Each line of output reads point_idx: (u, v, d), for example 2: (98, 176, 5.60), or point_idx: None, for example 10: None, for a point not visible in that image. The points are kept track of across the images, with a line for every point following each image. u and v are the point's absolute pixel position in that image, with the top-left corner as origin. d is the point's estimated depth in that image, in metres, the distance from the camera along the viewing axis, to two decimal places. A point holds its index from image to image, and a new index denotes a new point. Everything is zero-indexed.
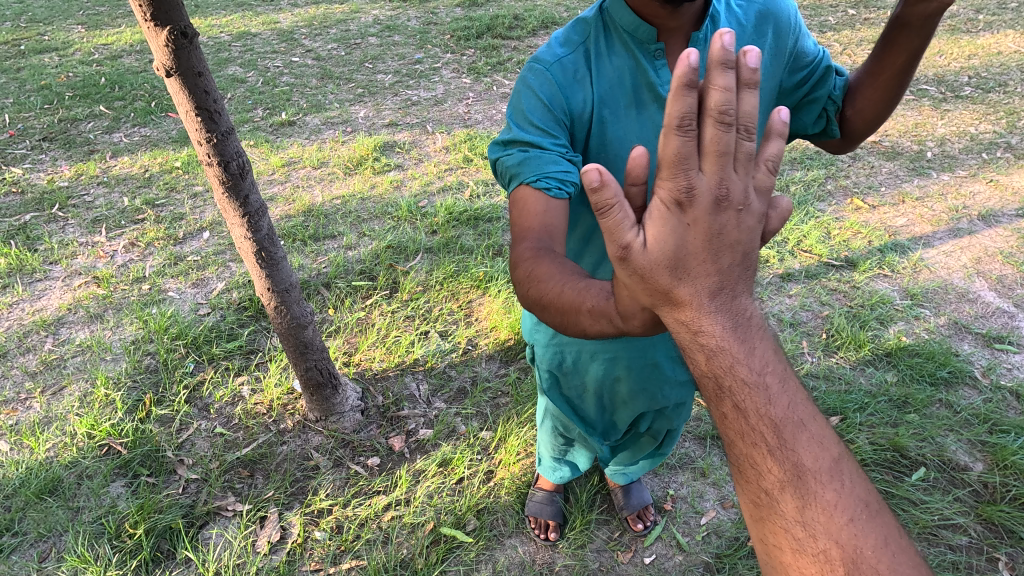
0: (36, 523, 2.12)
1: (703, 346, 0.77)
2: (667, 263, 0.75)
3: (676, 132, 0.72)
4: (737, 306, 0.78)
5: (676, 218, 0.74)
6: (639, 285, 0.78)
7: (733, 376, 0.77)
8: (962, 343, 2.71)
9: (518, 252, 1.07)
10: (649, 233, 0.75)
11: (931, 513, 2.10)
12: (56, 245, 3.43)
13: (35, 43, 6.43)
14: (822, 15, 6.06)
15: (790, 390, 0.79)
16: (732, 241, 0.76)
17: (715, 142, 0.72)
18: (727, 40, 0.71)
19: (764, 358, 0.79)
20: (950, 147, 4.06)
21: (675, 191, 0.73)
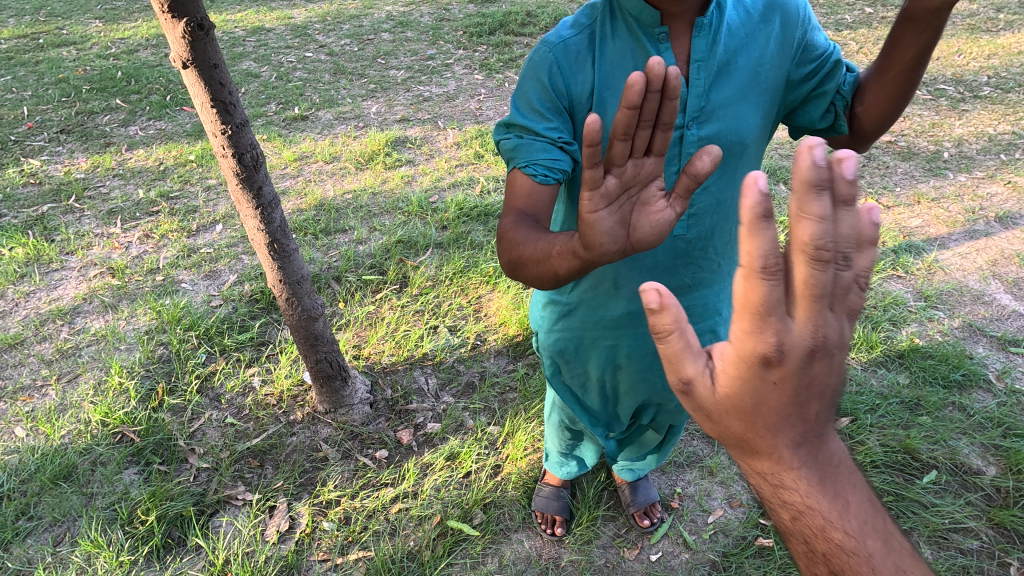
0: (50, 507, 2.15)
1: (790, 505, 0.74)
2: (741, 411, 0.71)
3: (762, 273, 0.65)
4: (825, 457, 0.73)
5: (760, 374, 0.69)
6: (712, 425, 0.76)
7: (826, 541, 0.73)
8: (977, 346, 2.68)
9: (502, 225, 1.15)
10: (723, 375, 0.71)
11: (941, 516, 2.08)
12: (72, 236, 3.47)
13: (54, 37, 6.51)
14: (838, 14, 5.99)
15: (895, 554, 0.73)
16: (820, 390, 0.71)
17: (807, 281, 0.66)
18: (818, 153, 0.62)
19: (863, 517, 0.73)
20: (967, 148, 4.00)
21: (764, 347, 0.67)
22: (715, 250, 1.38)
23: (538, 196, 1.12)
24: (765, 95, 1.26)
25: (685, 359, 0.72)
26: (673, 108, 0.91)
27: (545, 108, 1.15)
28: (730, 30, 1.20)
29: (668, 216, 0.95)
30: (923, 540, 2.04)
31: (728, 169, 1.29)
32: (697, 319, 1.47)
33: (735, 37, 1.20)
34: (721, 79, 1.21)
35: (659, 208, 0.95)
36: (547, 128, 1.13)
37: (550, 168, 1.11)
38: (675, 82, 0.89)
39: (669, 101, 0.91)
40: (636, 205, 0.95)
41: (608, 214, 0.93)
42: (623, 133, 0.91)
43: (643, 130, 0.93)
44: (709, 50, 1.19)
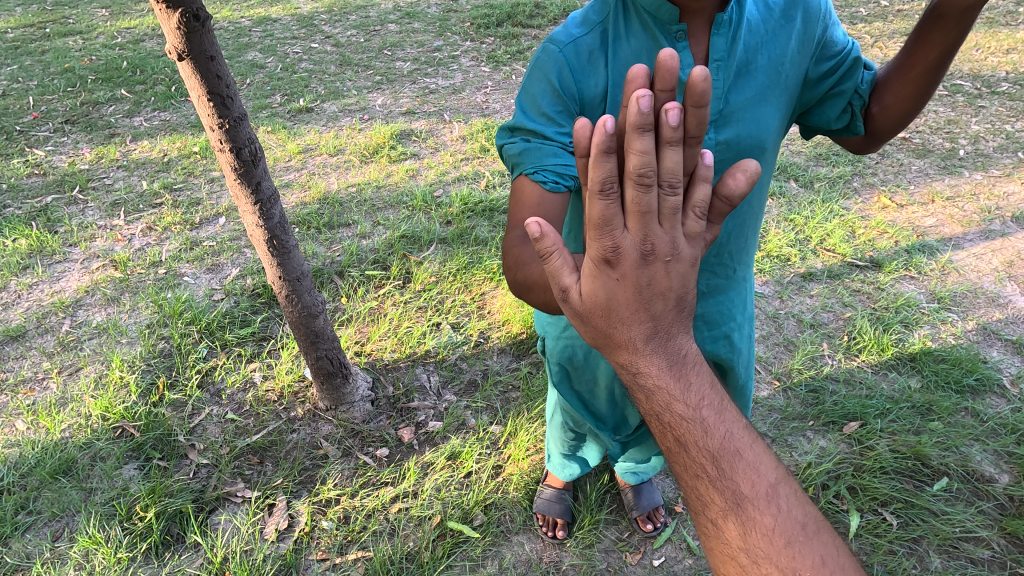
0: (50, 502, 2.15)
1: (643, 387, 0.79)
2: (602, 318, 0.75)
3: (599, 195, 0.68)
4: (674, 347, 0.78)
5: (605, 274, 0.72)
6: (581, 325, 0.78)
7: (672, 414, 0.80)
8: (991, 350, 2.62)
9: (509, 239, 1.05)
10: (584, 284, 0.74)
11: (952, 525, 2.04)
12: (76, 227, 3.46)
13: (60, 26, 6.49)
14: (852, 7, 5.86)
15: (728, 424, 0.82)
16: (663, 291, 0.73)
17: (641, 205, 0.68)
18: (645, 101, 0.64)
19: (702, 393, 0.80)
20: (984, 145, 3.91)
21: (601, 250, 0.70)
22: (729, 254, 1.35)
23: (548, 205, 1.05)
24: (785, 96, 1.21)
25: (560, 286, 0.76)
26: None
27: (554, 111, 1.09)
28: (751, 27, 1.14)
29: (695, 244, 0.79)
30: (932, 548, 2.00)
31: None
32: (711, 326, 1.43)
33: (756, 34, 1.15)
34: (740, 80, 1.16)
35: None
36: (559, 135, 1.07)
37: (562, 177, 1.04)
38: (701, 86, 0.69)
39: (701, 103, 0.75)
40: None
41: None
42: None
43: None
44: (729, 49, 1.13)
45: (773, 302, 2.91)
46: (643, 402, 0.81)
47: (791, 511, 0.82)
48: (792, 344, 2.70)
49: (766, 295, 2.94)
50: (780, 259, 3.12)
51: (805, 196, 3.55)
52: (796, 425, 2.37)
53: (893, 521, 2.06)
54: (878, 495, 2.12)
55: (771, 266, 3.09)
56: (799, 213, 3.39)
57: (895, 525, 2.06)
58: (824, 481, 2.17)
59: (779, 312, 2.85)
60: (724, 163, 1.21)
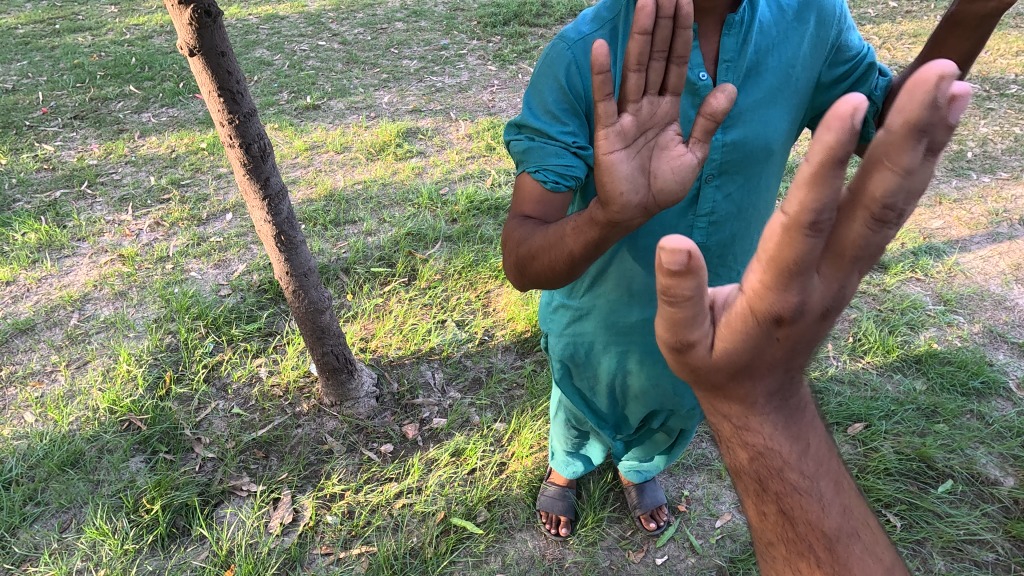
0: (58, 494, 2.17)
1: (750, 445, 0.79)
2: (738, 370, 0.74)
3: (807, 233, 0.63)
4: (791, 409, 0.79)
5: (767, 327, 0.70)
6: (699, 382, 0.78)
7: (782, 480, 0.79)
8: (997, 352, 2.61)
9: (510, 225, 1.15)
10: (728, 334, 0.72)
11: (956, 527, 2.04)
12: (84, 222, 3.48)
13: (69, 23, 6.53)
14: (861, 7, 5.84)
15: (841, 496, 0.79)
16: (810, 347, 0.74)
17: (857, 241, 0.66)
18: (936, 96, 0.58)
19: (817, 461, 0.79)
20: (992, 147, 3.89)
21: (778, 299, 0.68)
22: (734, 256, 1.35)
23: (549, 201, 1.11)
24: (794, 98, 1.21)
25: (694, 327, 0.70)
26: (686, 38, 0.92)
27: (560, 108, 1.10)
28: (763, 28, 1.14)
29: (690, 160, 0.91)
30: (936, 550, 1.99)
31: (752, 175, 1.24)
32: None
33: (768, 35, 1.15)
34: (750, 80, 1.16)
35: (680, 151, 0.91)
36: (564, 132, 1.09)
37: (563, 171, 1.08)
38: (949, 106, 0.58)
39: (681, 31, 0.92)
40: (654, 151, 0.91)
41: (626, 156, 0.89)
42: (637, 63, 0.91)
43: (657, 62, 0.92)
44: (739, 50, 1.14)
45: None
46: (745, 462, 0.81)
47: None
48: None
49: None
50: None
51: None
52: None
53: (897, 523, 2.06)
54: (882, 496, 2.12)
55: None
56: None
57: (898, 527, 2.05)
58: None
59: None
60: (731, 164, 1.21)
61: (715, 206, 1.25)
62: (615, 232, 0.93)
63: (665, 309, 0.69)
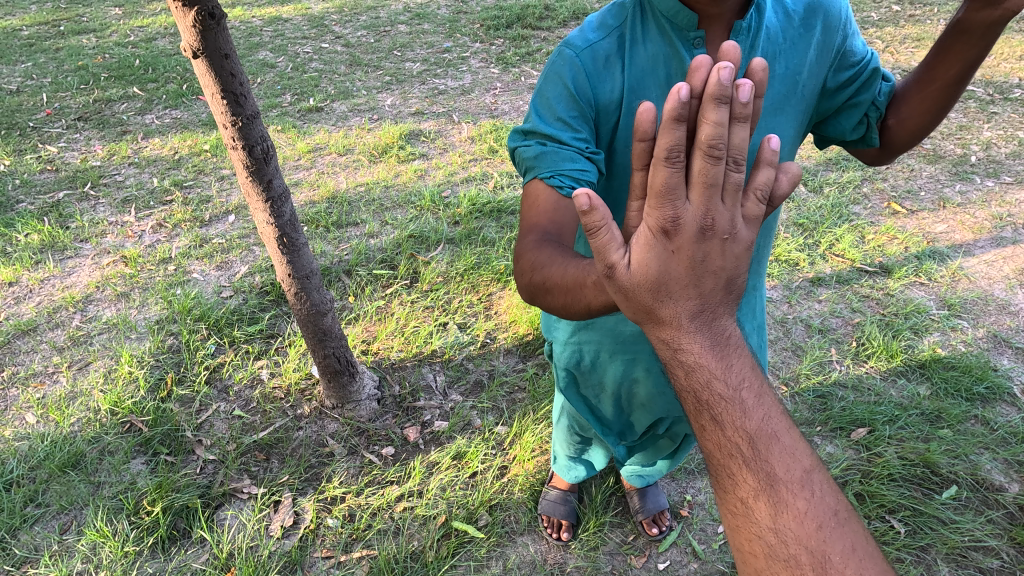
0: (58, 495, 2.16)
1: (682, 362, 0.77)
2: (653, 290, 0.74)
3: (664, 163, 0.69)
4: (718, 328, 0.76)
5: (660, 244, 0.72)
6: (623, 301, 0.77)
7: (710, 390, 0.77)
8: (1001, 357, 2.60)
9: (523, 244, 1.06)
10: (636, 255, 0.73)
11: (961, 534, 2.02)
12: (87, 223, 3.49)
13: (74, 24, 6.56)
14: (864, 11, 5.84)
15: (766, 407, 0.78)
16: (716, 269, 0.73)
17: (702, 172, 0.69)
18: (727, 73, 0.67)
19: (742, 373, 0.78)
20: (995, 152, 3.88)
21: (660, 219, 0.71)
22: None
23: (563, 212, 1.05)
24: (801, 105, 1.21)
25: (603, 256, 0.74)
26: None
27: (572, 114, 1.09)
28: (769, 35, 1.14)
29: None
30: (940, 557, 1.98)
31: None
32: None
33: (774, 42, 1.15)
34: None
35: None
36: (577, 139, 1.08)
37: (579, 178, 1.05)
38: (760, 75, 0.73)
39: None
40: None
41: None
42: None
43: None
44: (746, 57, 1.14)
45: (781, 306, 2.90)
46: (682, 379, 0.78)
47: (830, 502, 0.77)
48: (800, 349, 2.69)
49: (775, 300, 2.93)
50: (788, 263, 3.11)
51: (814, 201, 3.53)
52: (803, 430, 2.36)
53: (901, 529, 2.05)
54: (886, 502, 2.11)
55: (779, 270, 3.08)
56: (808, 218, 3.38)
57: (903, 533, 2.04)
58: None
59: (788, 317, 2.84)
60: None
61: None
62: None
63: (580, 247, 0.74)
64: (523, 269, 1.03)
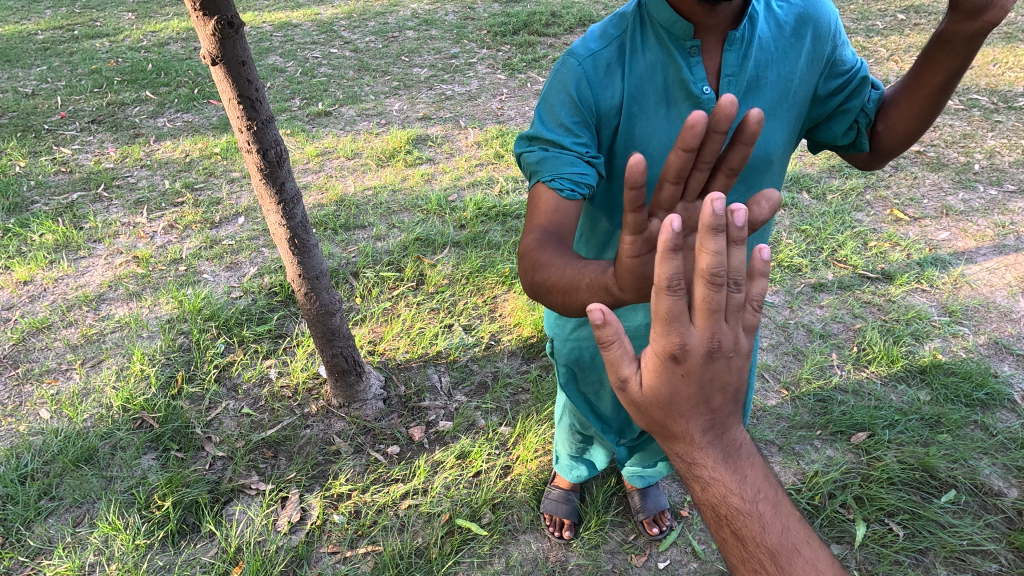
0: (71, 489, 2.21)
1: (698, 477, 0.86)
2: (662, 407, 0.81)
3: (667, 291, 0.72)
4: (728, 440, 0.86)
5: (670, 369, 0.78)
6: (637, 413, 0.85)
7: (729, 507, 0.86)
8: (1002, 364, 2.62)
9: (526, 242, 1.11)
10: (646, 377, 0.80)
11: (959, 537, 2.04)
12: (100, 224, 3.56)
13: (88, 29, 6.68)
14: (869, 19, 5.87)
15: (781, 517, 0.89)
16: (722, 385, 0.80)
17: (706, 298, 0.74)
18: (718, 205, 0.69)
19: (756, 486, 0.88)
20: (999, 160, 3.90)
21: (668, 347, 0.76)
22: None
23: (564, 214, 1.09)
24: (793, 111, 1.25)
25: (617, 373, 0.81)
26: (741, 153, 0.91)
27: (572, 120, 1.13)
28: (762, 45, 1.18)
29: None
30: (939, 560, 2.00)
31: (753, 185, 1.28)
32: None
33: (767, 51, 1.19)
34: (751, 95, 1.20)
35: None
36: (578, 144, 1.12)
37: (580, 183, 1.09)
38: (753, 126, 0.89)
39: (738, 147, 0.91)
40: None
41: None
42: (675, 175, 0.88)
43: (700, 171, 0.90)
44: (739, 65, 1.18)
45: (783, 311, 2.92)
46: (698, 492, 0.88)
47: None
48: (802, 354, 2.71)
49: (777, 305, 2.96)
50: (790, 269, 3.14)
51: (816, 207, 3.56)
52: (803, 434, 2.39)
53: (900, 532, 2.07)
54: (885, 505, 2.13)
55: (781, 276, 3.11)
56: (810, 224, 3.41)
57: (901, 536, 2.06)
58: (830, 490, 2.18)
59: (789, 322, 2.87)
60: None
61: None
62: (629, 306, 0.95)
63: None
64: (525, 265, 1.09)
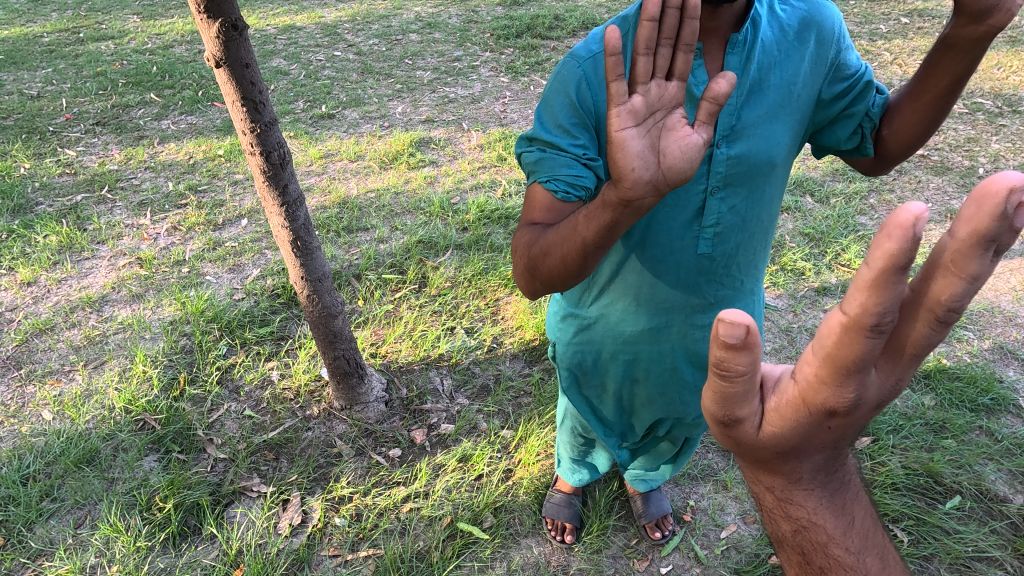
0: (73, 490, 2.21)
1: (794, 518, 0.74)
2: (785, 448, 0.68)
3: (873, 331, 0.58)
4: (841, 486, 0.73)
5: (822, 416, 0.65)
6: (743, 454, 0.72)
7: (827, 560, 0.73)
8: (1007, 369, 2.60)
9: (522, 230, 1.17)
10: (780, 415, 0.67)
11: (964, 544, 2.03)
12: (103, 225, 3.57)
13: (93, 31, 6.72)
14: (872, 23, 5.86)
15: None
16: (869, 432, 0.69)
17: (920, 343, 0.61)
18: (1001, 216, 0.54)
19: (867, 539, 0.74)
20: (1004, 164, 3.89)
21: (839, 401, 0.63)
22: (738, 267, 1.37)
23: (559, 211, 1.12)
24: (797, 114, 1.24)
25: (743, 404, 0.66)
26: (692, 28, 0.94)
27: (571, 120, 1.13)
28: (765, 48, 1.18)
29: (697, 141, 0.91)
30: (943, 567, 1.99)
31: (756, 188, 1.27)
32: None
33: (770, 54, 1.18)
34: (753, 97, 1.19)
35: (686, 133, 0.92)
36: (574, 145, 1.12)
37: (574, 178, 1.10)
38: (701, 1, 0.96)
39: (689, 21, 0.94)
40: (664, 131, 0.92)
41: (637, 133, 0.90)
42: (646, 48, 0.93)
43: (664, 48, 0.94)
44: (742, 68, 1.17)
45: (787, 315, 2.91)
46: (787, 533, 0.76)
47: None
48: None
49: (780, 309, 2.95)
50: (793, 273, 3.13)
51: (820, 211, 3.55)
52: None
53: (904, 538, 2.05)
54: (890, 511, 2.11)
55: (785, 279, 3.09)
56: (814, 227, 3.40)
57: (906, 542, 2.05)
58: None
59: (793, 326, 2.85)
60: (735, 177, 1.23)
61: (720, 218, 1.27)
62: (628, 215, 0.93)
63: (714, 380, 0.64)
64: (526, 245, 1.14)
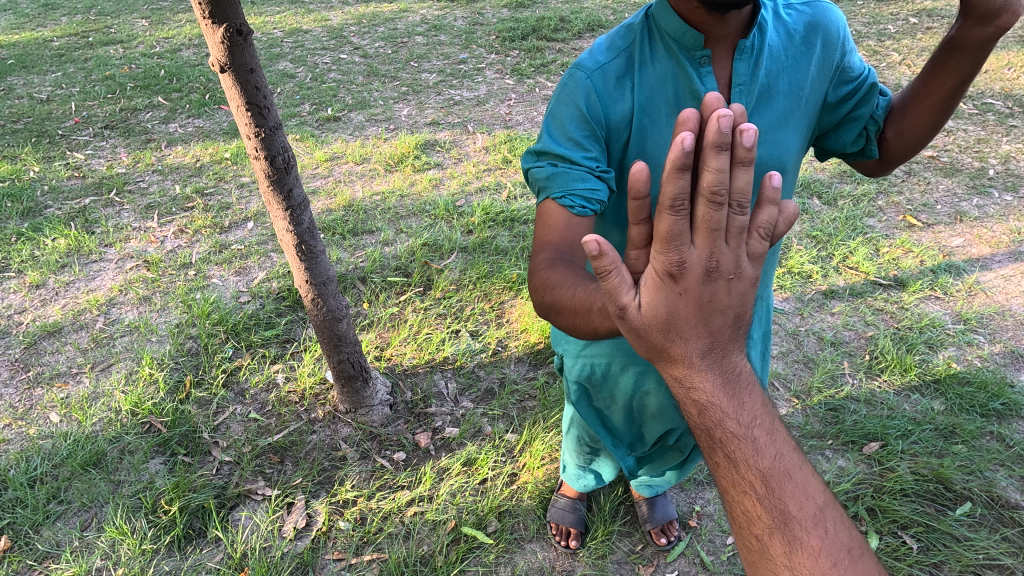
0: (80, 492, 2.22)
1: (695, 401, 0.80)
2: (661, 328, 0.76)
3: (668, 210, 0.70)
4: (728, 364, 0.79)
5: (668, 287, 0.73)
6: (636, 340, 0.79)
7: (724, 430, 0.79)
8: (1018, 373, 2.57)
9: (535, 262, 1.09)
10: (645, 298, 0.75)
11: (975, 551, 2.00)
12: (111, 228, 3.60)
13: (102, 35, 6.78)
14: (880, 23, 5.82)
15: (777, 442, 0.80)
16: (723, 306, 0.75)
17: (707, 219, 0.70)
18: (725, 121, 0.67)
19: (754, 411, 0.80)
20: (1014, 165, 3.84)
21: (667, 263, 0.72)
22: None
23: (575, 229, 1.08)
24: (805, 119, 1.23)
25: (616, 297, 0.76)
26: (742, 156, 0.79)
27: (583, 134, 1.12)
28: (772, 53, 1.17)
29: None
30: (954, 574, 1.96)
31: None
32: None
33: (777, 60, 1.18)
34: (762, 104, 1.18)
35: None
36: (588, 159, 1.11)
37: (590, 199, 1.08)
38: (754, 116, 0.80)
39: None
40: None
41: None
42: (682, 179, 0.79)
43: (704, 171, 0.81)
44: (751, 75, 1.16)
45: (794, 319, 2.89)
46: (695, 416, 0.81)
47: (841, 536, 0.79)
48: (812, 362, 2.68)
49: (787, 312, 2.92)
50: (800, 276, 3.10)
51: (827, 213, 3.53)
52: (814, 443, 2.35)
53: (914, 545, 2.03)
54: (898, 518, 2.09)
55: (792, 282, 3.07)
56: (821, 230, 3.37)
57: (915, 549, 2.02)
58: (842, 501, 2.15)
59: (800, 329, 2.83)
60: None
61: None
62: None
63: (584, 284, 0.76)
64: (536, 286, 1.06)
